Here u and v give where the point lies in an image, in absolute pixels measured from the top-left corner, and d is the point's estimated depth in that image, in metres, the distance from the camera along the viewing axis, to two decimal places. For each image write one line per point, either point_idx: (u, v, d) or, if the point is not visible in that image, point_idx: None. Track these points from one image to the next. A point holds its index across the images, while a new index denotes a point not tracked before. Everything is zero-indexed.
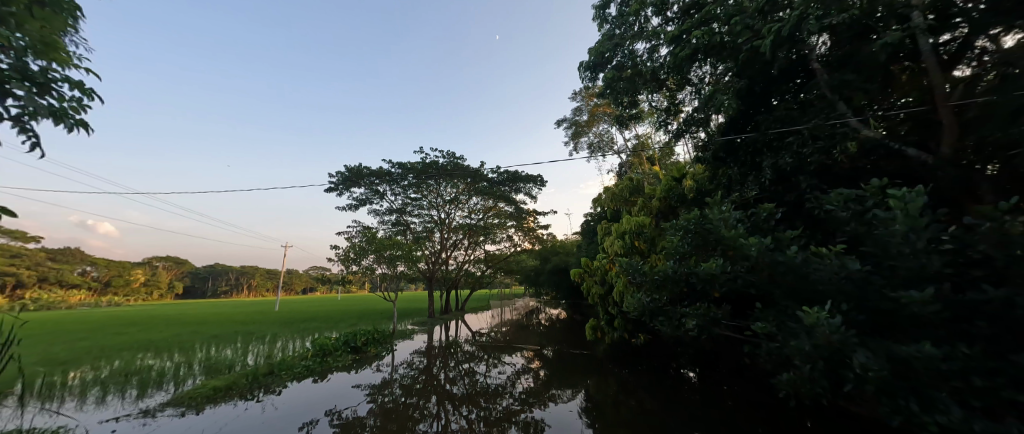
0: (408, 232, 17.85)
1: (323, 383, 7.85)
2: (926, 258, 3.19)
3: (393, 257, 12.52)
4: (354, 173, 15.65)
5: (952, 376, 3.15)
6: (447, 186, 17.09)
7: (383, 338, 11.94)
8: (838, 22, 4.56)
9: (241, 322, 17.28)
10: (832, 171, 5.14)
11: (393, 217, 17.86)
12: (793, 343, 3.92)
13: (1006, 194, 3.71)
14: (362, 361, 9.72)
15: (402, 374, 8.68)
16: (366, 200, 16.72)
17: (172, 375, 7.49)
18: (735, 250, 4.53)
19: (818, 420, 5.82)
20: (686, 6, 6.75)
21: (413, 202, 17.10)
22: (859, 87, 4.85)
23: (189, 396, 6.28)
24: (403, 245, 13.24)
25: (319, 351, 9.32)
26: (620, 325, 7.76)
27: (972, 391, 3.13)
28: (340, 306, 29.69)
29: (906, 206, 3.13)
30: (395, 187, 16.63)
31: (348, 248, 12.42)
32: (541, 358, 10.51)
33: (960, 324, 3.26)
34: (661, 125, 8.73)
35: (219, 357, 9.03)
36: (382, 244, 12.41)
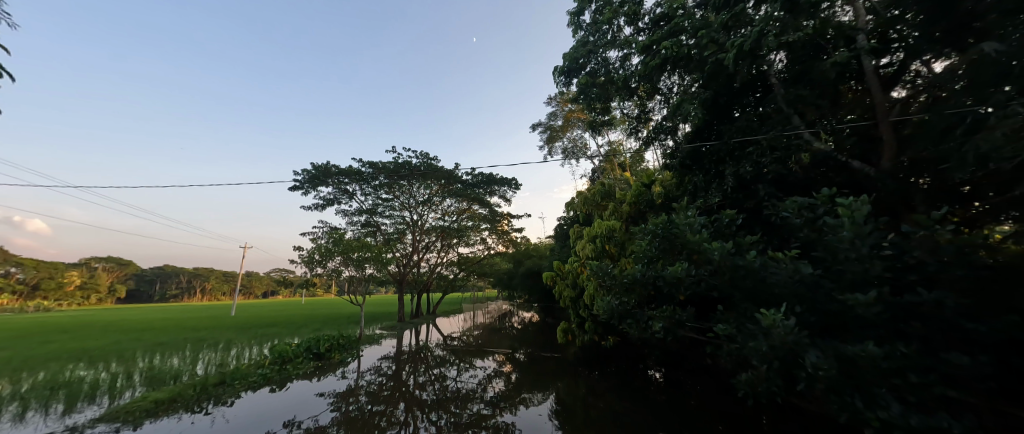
0: (378, 233, 17.43)
1: (280, 392, 7.53)
2: (869, 264, 3.43)
3: (360, 259, 12.24)
4: (321, 171, 15.26)
5: (892, 373, 3.38)
6: (419, 187, 16.81)
7: (349, 344, 11.59)
8: (795, 40, 4.83)
9: (193, 329, 16.28)
10: (788, 180, 5.42)
11: (361, 218, 17.39)
12: (752, 344, 4.10)
13: (937, 205, 4.05)
14: (323, 368, 9.38)
15: (368, 381, 8.45)
16: (334, 200, 16.20)
17: (107, 387, 6.96)
18: (699, 254, 4.69)
19: (773, 416, 6.13)
20: (657, 18, 6.95)
21: (384, 203, 16.71)
22: (813, 102, 5.16)
23: (126, 412, 5.85)
24: (372, 247, 12.95)
25: (277, 359, 8.98)
26: (590, 328, 7.86)
27: (909, 388, 3.37)
28: (304, 310, 28.60)
29: (853, 214, 3.35)
30: (365, 187, 16.21)
31: (313, 250, 11.91)
32: (513, 362, 10.54)
33: (898, 324, 3.52)
34: (632, 132, 8.95)
35: (165, 367, 8.50)
36: (349, 246, 12.06)
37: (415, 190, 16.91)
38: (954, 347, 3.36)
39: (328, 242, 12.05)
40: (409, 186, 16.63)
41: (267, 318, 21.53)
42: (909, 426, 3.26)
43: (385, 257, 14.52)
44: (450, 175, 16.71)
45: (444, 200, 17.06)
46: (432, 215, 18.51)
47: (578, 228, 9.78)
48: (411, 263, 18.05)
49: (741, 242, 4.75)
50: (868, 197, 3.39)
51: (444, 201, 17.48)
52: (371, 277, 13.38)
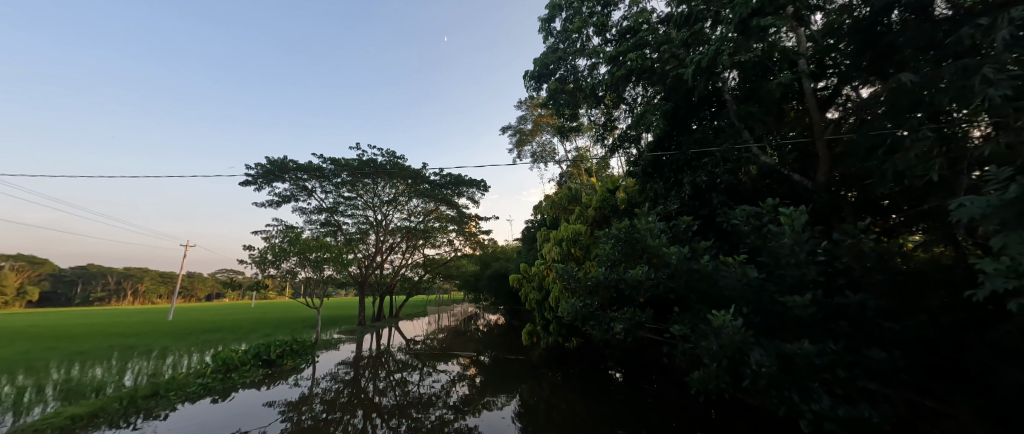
0: (339, 233, 16.89)
1: (223, 403, 7.16)
2: (805, 268, 3.77)
3: (318, 260, 11.83)
4: (277, 166, 14.52)
5: (824, 369, 3.73)
6: (384, 186, 16.47)
7: (303, 349, 11.18)
8: (746, 60, 5.19)
9: (128, 335, 15.05)
10: (738, 190, 5.82)
11: (321, 217, 16.77)
12: (703, 343, 4.36)
13: (862, 216, 4.52)
14: (274, 376, 8.98)
15: (323, 388, 8.17)
16: (293, 198, 15.59)
17: (12, 402, 6.30)
18: (658, 258, 4.93)
19: (721, 411, 6.53)
20: (623, 30, 7.24)
21: (346, 201, 16.23)
22: (761, 119, 5.57)
23: (35, 429, 5.32)
24: (332, 247, 12.58)
25: (220, 367, 8.51)
26: (554, 330, 8.02)
27: (837, 382, 3.72)
28: (256, 314, 27.12)
29: (793, 223, 3.66)
30: (326, 184, 15.69)
31: (265, 250, 11.39)
32: (477, 365, 10.57)
33: (829, 324, 3.88)
34: (598, 139, 9.23)
35: (86, 378, 7.82)
36: (307, 246, 11.65)
37: (380, 190, 16.56)
38: (874, 344, 3.76)
39: (283, 241, 11.59)
40: (373, 185, 16.26)
41: (215, 322, 20.30)
42: (837, 416, 3.60)
43: (346, 257, 14.12)
44: (416, 175, 16.49)
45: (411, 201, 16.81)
46: (398, 216, 18.18)
47: (545, 231, 9.96)
48: (373, 265, 17.65)
49: (696, 248, 5.05)
50: (805, 208, 3.72)
51: (410, 201, 17.22)
52: (331, 279, 12.98)
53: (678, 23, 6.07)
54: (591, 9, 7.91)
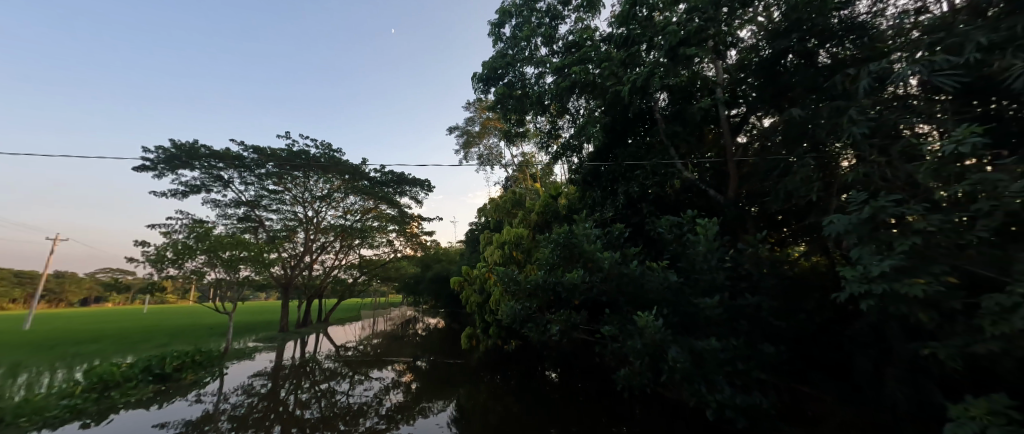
0: (259, 229, 15.63)
1: (96, 428, 5.85)
2: (715, 272, 4.27)
3: (233, 260, 10.88)
4: (184, 152, 13.08)
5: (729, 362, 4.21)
6: (318, 181, 15.56)
7: (207, 361, 9.78)
8: (675, 83, 5.70)
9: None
10: (664, 201, 6.40)
11: (240, 212, 15.39)
12: (629, 343, 4.68)
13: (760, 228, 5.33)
14: (168, 393, 7.70)
15: (232, 404, 7.26)
16: (203, 188, 14.14)
17: None
18: (592, 262, 5.22)
19: (645, 405, 7.08)
20: (569, 44, 7.60)
21: (271, 195, 15.08)
22: (685, 138, 6.17)
23: None
24: (251, 245, 11.61)
25: (95, 385, 7.01)
26: (494, 333, 8.10)
27: (738, 374, 4.22)
28: (154, 320, 23.75)
29: (707, 232, 4.15)
30: (247, 175, 14.46)
31: (165, 246, 10.11)
32: (413, 371, 10.36)
33: (733, 323, 4.40)
34: (543, 147, 9.50)
35: None
36: (220, 243, 10.63)
37: (311, 184, 15.63)
38: (767, 340, 4.34)
39: (187, 237, 10.34)
40: (303, 178, 15.32)
41: (96, 331, 17.38)
42: (736, 405, 4.09)
43: (266, 256, 12.96)
44: (355, 171, 15.83)
45: (347, 197, 16.06)
46: (332, 213, 17.26)
47: (488, 234, 10.06)
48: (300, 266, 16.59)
49: (626, 253, 5.43)
50: (717, 219, 4.27)
51: (347, 198, 16.46)
52: (248, 278, 11.85)
53: (617, 44, 6.49)
54: (540, 19, 8.20)
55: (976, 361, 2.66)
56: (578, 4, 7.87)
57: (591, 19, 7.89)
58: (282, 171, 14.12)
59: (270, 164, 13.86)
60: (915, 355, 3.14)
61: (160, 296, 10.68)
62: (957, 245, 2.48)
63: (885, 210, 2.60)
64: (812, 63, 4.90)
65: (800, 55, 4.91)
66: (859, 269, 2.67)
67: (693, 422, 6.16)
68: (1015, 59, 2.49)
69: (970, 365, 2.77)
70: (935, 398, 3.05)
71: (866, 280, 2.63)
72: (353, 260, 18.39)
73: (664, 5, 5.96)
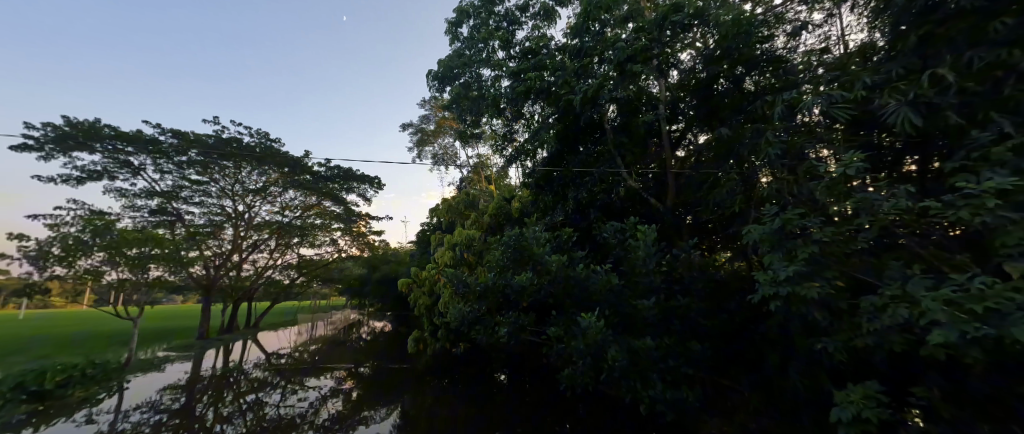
0: (177, 226, 13.78)
1: None
2: (652, 276, 4.60)
3: (141, 257, 9.90)
4: (82, 132, 10.33)
5: (662, 360, 4.52)
6: (250, 172, 14.54)
7: (101, 374, 8.76)
8: (622, 96, 5.99)
9: None
10: (611, 207, 6.77)
11: (155, 204, 13.82)
12: (573, 344, 4.80)
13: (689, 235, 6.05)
14: (45, 413, 6.71)
15: (134, 422, 6.41)
16: (105, 174, 11.58)
17: None
18: (541, 265, 5.33)
19: (588, 402, 7.37)
20: (524, 50, 7.61)
21: (192, 186, 13.50)
22: (631, 149, 6.54)
23: None
24: (161, 242, 10.59)
25: None
26: (442, 336, 8.02)
27: (670, 371, 4.53)
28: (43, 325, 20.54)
29: (646, 239, 4.49)
30: (163, 162, 12.35)
31: (50, 241, 8.58)
32: (354, 378, 9.90)
33: (667, 323, 4.73)
34: (498, 150, 9.50)
35: None
36: (124, 240, 9.53)
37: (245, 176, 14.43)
38: (694, 338, 4.74)
39: (80, 230, 8.92)
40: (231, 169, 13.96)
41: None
42: (667, 400, 4.39)
43: (182, 255, 12.10)
44: (295, 164, 14.96)
45: (283, 192, 15.14)
46: (267, 209, 16.19)
47: (439, 235, 9.76)
48: (224, 265, 15.51)
49: (573, 256, 5.62)
50: (655, 226, 4.64)
51: (285, 192, 15.59)
52: (159, 282, 10.79)
53: (570, 54, 6.72)
54: (497, 23, 8.31)
55: (857, 354, 3.10)
56: (536, 12, 8.09)
57: (548, 27, 8.14)
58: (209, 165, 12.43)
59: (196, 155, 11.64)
60: (812, 350, 3.58)
61: (41, 299, 9.12)
62: (844, 254, 2.88)
63: (792, 223, 2.94)
64: (738, 88, 5.55)
65: (729, 81, 5.61)
66: (769, 273, 3.01)
67: (630, 419, 6.51)
68: (889, 99, 2.99)
69: (853, 357, 3.22)
70: (826, 387, 3.51)
71: (774, 283, 2.98)
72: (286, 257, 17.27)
73: (614, 22, 6.28)
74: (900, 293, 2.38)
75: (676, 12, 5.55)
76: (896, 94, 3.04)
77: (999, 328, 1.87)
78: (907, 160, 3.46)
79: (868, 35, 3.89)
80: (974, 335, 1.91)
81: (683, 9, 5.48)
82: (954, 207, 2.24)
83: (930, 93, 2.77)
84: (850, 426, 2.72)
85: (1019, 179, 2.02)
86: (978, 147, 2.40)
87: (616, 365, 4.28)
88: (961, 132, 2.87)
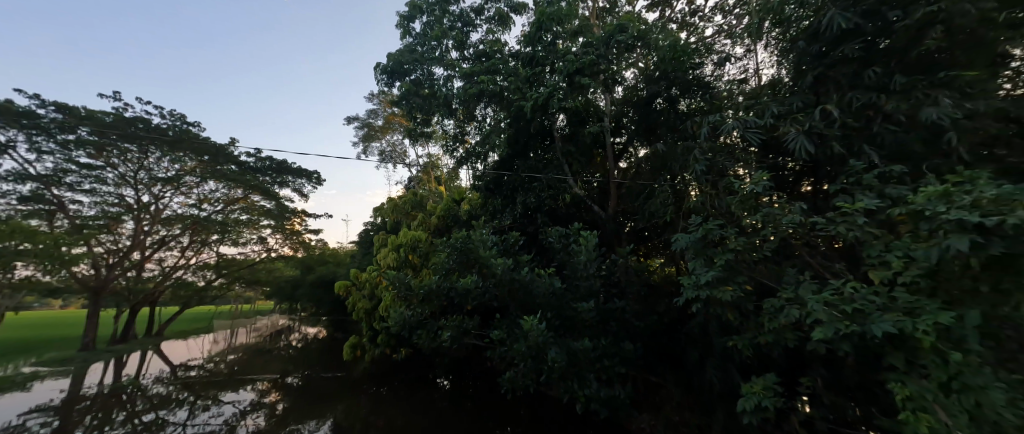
0: None
1: None
2: (591, 279, 4.89)
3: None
4: None
5: (600, 359, 4.73)
6: (159, 158, 7.31)
7: None
8: (571, 104, 6.16)
9: None
10: (557, 213, 6.98)
11: None
12: (514, 347, 4.79)
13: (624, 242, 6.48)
14: None
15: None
16: None
17: None
18: (486, 268, 5.32)
19: (528, 406, 7.34)
20: (479, 53, 7.83)
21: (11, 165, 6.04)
22: (578, 157, 6.81)
23: None
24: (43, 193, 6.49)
25: None
26: (383, 341, 7.53)
27: (606, 370, 4.74)
28: None
29: (587, 244, 4.74)
30: None
31: None
32: (280, 392, 7.96)
33: (604, 325, 4.98)
34: (449, 151, 9.24)
35: None
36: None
37: (140, 163, 7.21)
38: (628, 338, 5.04)
39: None
40: (108, 148, 6.60)
41: None
42: (602, 398, 4.58)
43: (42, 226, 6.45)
44: (222, 150, 7.73)
45: (203, 191, 8.00)
46: None
47: (382, 235, 9.03)
48: None
49: (518, 260, 5.71)
50: (596, 232, 4.92)
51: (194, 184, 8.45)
52: (21, 288, 6.30)
53: (523, 61, 6.86)
54: (451, 23, 8.35)
55: (761, 349, 3.51)
56: (490, 16, 8.21)
57: (502, 33, 8.28)
58: (128, 183, 7.38)
59: (73, 127, 5.79)
60: (726, 347, 3.99)
61: None
62: (752, 261, 3.26)
63: (712, 232, 3.27)
64: (674, 107, 6.06)
65: (666, 101, 6.09)
66: (693, 278, 3.31)
67: (567, 419, 6.69)
68: (791, 127, 3.47)
69: (757, 353, 3.64)
70: (736, 380, 3.93)
71: (697, 287, 3.27)
72: (181, 274, 8.97)
73: (566, 35, 6.53)
74: (793, 295, 2.75)
75: (622, 32, 5.92)
76: (797, 124, 3.53)
77: (864, 324, 2.26)
78: (804, 181, 4.03)
79: (777, 71, 4.46)
80: (847, 331, 2.28)
81: (627, 30, 5.87)
82: (835, 223, 2.67)
83: (822, 126, 3.28)
84: (754, 414, 3.07)
85: (881, 201, 2.46)
86: (855, 172, 2.87)
87: (555, 366, 4.39)
88: (843, 159, 3.42)
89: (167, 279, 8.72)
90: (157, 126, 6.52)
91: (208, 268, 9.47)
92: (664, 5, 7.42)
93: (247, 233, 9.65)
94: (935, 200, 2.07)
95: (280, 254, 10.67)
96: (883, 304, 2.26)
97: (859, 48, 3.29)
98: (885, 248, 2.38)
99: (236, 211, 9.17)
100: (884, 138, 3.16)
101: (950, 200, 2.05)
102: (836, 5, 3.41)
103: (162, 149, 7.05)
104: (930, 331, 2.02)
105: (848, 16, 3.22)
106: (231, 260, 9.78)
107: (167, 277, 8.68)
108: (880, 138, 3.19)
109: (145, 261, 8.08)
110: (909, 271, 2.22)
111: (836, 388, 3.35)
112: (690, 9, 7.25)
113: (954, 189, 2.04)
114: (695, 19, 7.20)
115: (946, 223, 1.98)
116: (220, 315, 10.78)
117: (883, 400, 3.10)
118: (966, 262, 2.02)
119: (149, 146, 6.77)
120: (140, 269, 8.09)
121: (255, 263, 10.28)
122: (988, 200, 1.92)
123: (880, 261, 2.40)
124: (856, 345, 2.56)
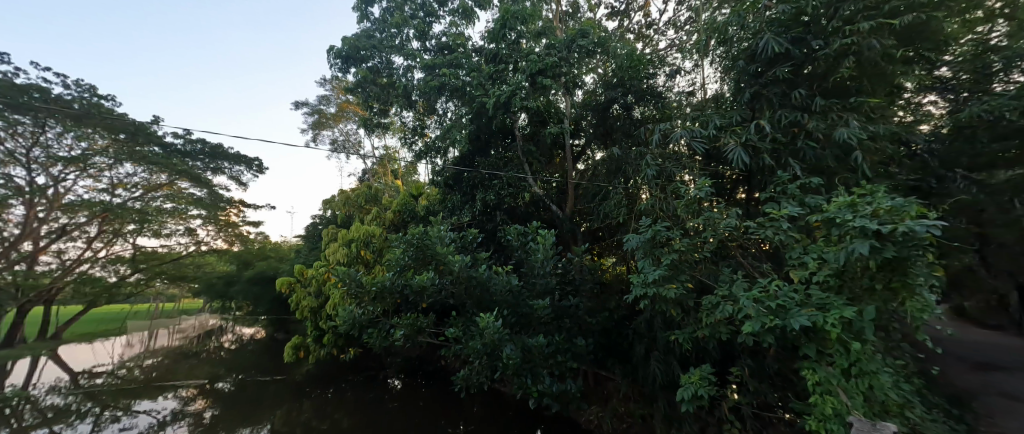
0: None
1: None
2: (546, 278, 5.06)
3: None
4: None
5: (556, 356, 4.84)
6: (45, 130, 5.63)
7: None
8: (534, 103, 6.15)
9: None
10: (515, 212, 7.03)
11: None
12: (470, 346, 4.74)
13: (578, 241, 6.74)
14: None
15: None
16: None
17: None
18: (443, 265, 5.20)
19: (482, 405, 7.23)
20: (441, 45, 7.76)
21: None
22: (537, 158, 6.93)
23: None
24: None
25: None
26: (327, 342, 6.80)
27: (562, 366, 4.85)
28: None
29: (545, 242, 4.89)
30: None
31: None
32: (208, 396, 7.34)
33: (559, 321, 5.13)
34: (406, 143, 8.95)
35: None
36: None
37: (33, 137, 5.57)
38: (581, 334, 5.22)
39: None
40: None
41: None
42: (555, 393, 4.69)
43: None
44: (142, 127, 6.52)
45: (120, 170, 6.67)
46: None
47: (332, 231, 8.23)
48: None
49: (475, 257, 5.65)
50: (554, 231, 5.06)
51: (93, 159, 6.29)
52: None
53: (486, 58, 6.75)
54: (413, 11, 8.15)
55: (699, 343, 3.79)
56: (454, 9, 8.13)
57: (465, 27, 8.22)
58: (15, 161, 5.63)
59: None
60: (669, 341, 4.29)
61: None
62: (694, 261, 3.49)
63: (659, 233, 3.45)
64: (629, 114, 6.42)
65: (622, 108, 6.40)
66: (642, 276, 3.47)
67: (520, 413, 6.78)
68: (730, 139, 3.80)
69: (696, 346, 3.94)
70: (676, 371, 4.25)
71: (645, 285, 3.43)
72: (86, 269, 6.60)
73: (530, 34, 6.59)
74: (728, 293, 3.01)
75: (582, 38, 6.16)
76: (736, 136, 3.86)
77: (784, 319, 2.55)
78: (738, 189, 4.51)
79: (720, 86, 4.86)
80: (772, 324, 2.53)
81: (588, 36, 6.12)
82: (764, 228, 2.98)
83: (756, 139, 3.63)
84: (691, 403, 3.30)
85: (801, 209, 2.79)
86: (782, 182, 3.22)
87: (510, 363, 4.42)
88: (772, 171, 3.79)
89: (67, 274, 6.36)
90: (60, 95, 5.47)
91: (124, 261, 7.09)
92: (622, 15, 7.75)
93: (172, 223, 7.63)
94: (843, 210, 2.39)
95: (211, 247, 8.56)
96: (800, 301, 2.58)
97: (788, 73, 3.69)
98: (803, 251, 2.72)
99: (158, 198, 7.35)
100: (806, 153, 3.57)
101: (855, 210, 2.38)
102: (771, 31, 3.76)
103: (63, 122, 5.65)
104: (837, 323, 2.35)
105: (780, 41, 3.58)
106: (150, 253, 7.46)
107: (68, 273, 6.36)
108: (802, 153, 3.60)
109: (39, 253, 6.01)
110: (821, 271, 2.56)
111: (759, 377, 3.73)
112: (646, 22, 7.63)
113: (857, 200, 2.38)
114: (651, 31, 7.61)
115: (852, 230, 2.30)
116: (137, 315, 8.08)
117: (797, 386, 3.51)
118: (864, 263, 2.36)
119: (46, 118, 5.47)
120: (32, 263, 5.94)
121: (181, 257, 7.99)
122: (882, 211, 2.27)
123: (798, 262, 2.73)
124: (777, 337, 2.87)
